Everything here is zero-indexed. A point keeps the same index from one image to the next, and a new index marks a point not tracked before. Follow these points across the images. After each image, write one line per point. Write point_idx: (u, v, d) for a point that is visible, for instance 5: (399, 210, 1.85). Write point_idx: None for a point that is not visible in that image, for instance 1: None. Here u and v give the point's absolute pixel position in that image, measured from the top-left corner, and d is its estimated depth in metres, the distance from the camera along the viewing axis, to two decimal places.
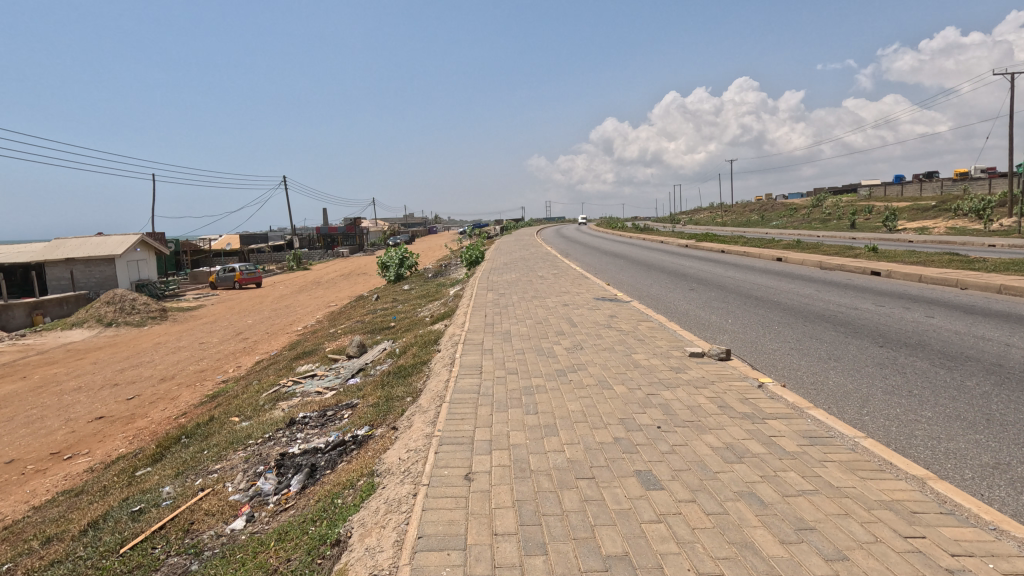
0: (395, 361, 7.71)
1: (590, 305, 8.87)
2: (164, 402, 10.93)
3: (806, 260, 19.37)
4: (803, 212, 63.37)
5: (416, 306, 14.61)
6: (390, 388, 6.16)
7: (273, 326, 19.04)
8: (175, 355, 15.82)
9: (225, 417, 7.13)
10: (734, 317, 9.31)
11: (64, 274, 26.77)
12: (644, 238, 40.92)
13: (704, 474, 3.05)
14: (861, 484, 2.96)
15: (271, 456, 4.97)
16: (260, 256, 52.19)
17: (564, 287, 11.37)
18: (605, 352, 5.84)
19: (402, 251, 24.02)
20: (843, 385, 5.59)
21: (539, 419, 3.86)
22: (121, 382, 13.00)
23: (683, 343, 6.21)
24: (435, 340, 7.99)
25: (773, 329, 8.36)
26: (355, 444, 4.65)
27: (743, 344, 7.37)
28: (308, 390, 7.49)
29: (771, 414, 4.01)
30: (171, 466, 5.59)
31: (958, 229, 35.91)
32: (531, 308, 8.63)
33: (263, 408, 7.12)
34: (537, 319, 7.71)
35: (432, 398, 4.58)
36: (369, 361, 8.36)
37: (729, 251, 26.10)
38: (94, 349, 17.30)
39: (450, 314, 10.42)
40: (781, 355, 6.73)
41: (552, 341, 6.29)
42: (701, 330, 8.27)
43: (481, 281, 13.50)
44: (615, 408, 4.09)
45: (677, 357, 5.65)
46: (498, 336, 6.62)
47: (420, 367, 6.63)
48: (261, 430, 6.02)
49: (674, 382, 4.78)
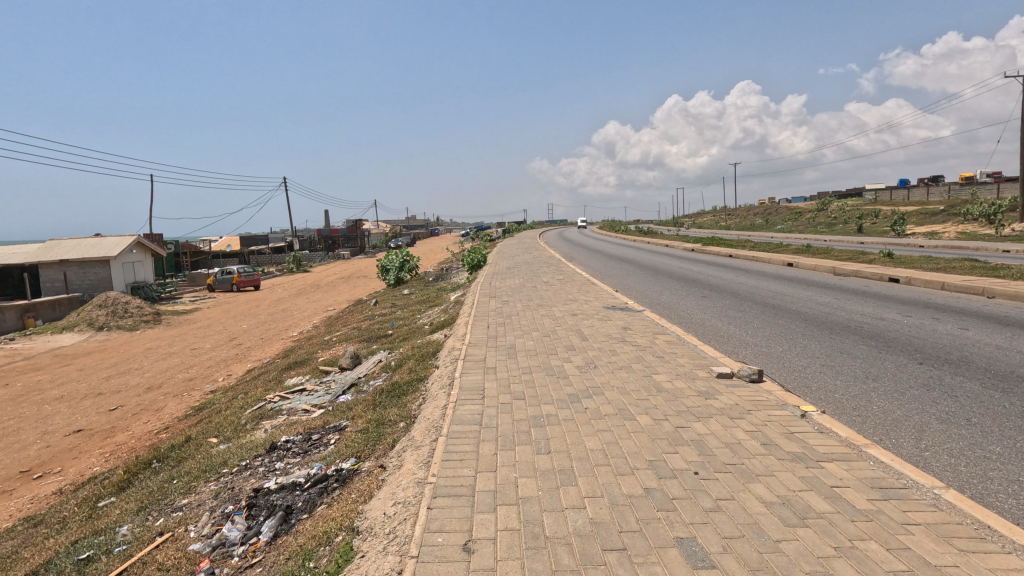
0: (390, 376, 7.08)
1: (600, 315, 8.25)
2: (147, 415, 10.33)
3: (818, 265, 18.73)
4: (808, 216, 62.56)
5: (416, 313, 14.01)
6: (383, 409, 5.55)
7: (268, 331, 18.45)
8: (164, 361, 15.24)
9: (203, 438, 6.49)
10: (754, 329, 8.68)
11: (57, 275, 26.22)
12: (648, 241, 40.38)
13: (762, 544, 2.43)
14: (963, 561, 2.34)
15: (244, 492, 4.37)
16: (260, 258, 51.55)
17: (571, 294, 10.75)
18: (622, 372, 5.22)
19: (403, 254, 23.41)
20: (889, 411, 4.96)
21: (553, 462, 3.25)
22: (106, 391, 12.40)
23: (708, 361, 5.59)
24: (433, 354, 7.35)
25: (799, 342, 7.73)
26: (339, 481, 4.04)
27: (768, 361, 6.75)
28: (295, 408, 6.88)
29: (827, 455, 3.38)
30: (135, 499, 4.97)
31: (970, 234, 35.15)
32: (537, 319, 8.00)
33: (245, 428, 6.52)
34: (544, 331, 7.10)
35: (427, 429, 3.97)
36: (363, 376, 7.72)
37: (738, 255, 25.40)
38: (82, 354, 16.72)
39: (450, 323, 9.78)
40: (813, 374, 6.11)
41: (562, 359, 5.66)
42: (720, 343, 7.67)
43: (484, 287, 12.90)
44: (641, 447, 3.48)
45: (703, 378, 5.04)
46: (502, 351, 6.01)
47: (416, 386, 6.02)
48: (238, 456, 5.42)
49: (705, 411, 4.16)
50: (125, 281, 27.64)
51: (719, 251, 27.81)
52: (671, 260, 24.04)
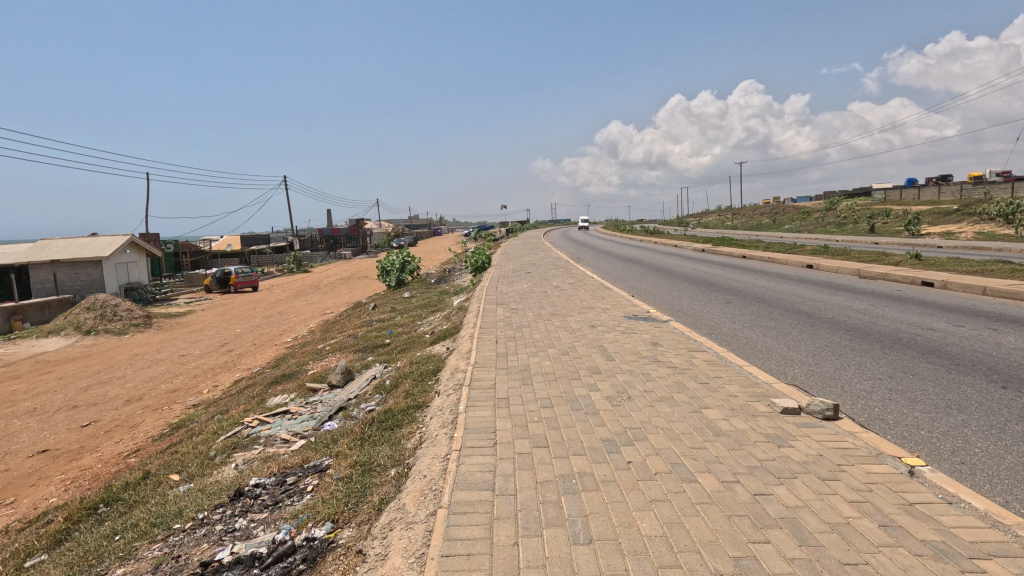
0: (384, 401, 6.11)
1: (622, 327, 7.27)
2: (120, 433, 9.42)
3: (841, 266, 17.70)
4: (816, 216, 61.29)
5: (415, 318, 13.12)
6: (372, 448, 4.61)
7: (261, 336, 17.57)
8: (149, 369, 14.31)
9: (163, 474, 5.53)
10: (794, 343, 7.69)
11: (47, 276, 25.36)
12: (656, 241, 39.43)
13: None
14: None
15: (188, 569, 3.42)
16: (261, 258, 50.77)
17: (586, 301, 9.75)
18: (663, 406, 4.25)
19: (404, 255, 22.43)
20: (998, 454, 3.98)
21: (599, 561, 2.31)
22: (82, 404, 11.49)
23: (765, 392, 4.63)
24: (434, 373, 6.41)
25: (852, 360, 6.72)
26: (309, 559, 3.10)
27: (824, 383, 5.79)
28: (274, 437, 5.96)
29: (981, 550, 2.41)
30: (64, 563, 4.03)
31: (987, 234, 34.05)
32: (552, 332, 7.00)
33: (213, 461, 5.59)
34: (561, 348, 6.15)
35: (424, 495, 3.02)
36: (354, 398, 6.73)
37: (752, 256, 24.35)
38: (64, 361, 15.81)
39: (453, 334, 8.80)
40: (882, 403, 5.14)
41: (587, 387, 4.68)
42: (761, 361, 6.69)
43: (489, 291, 11.98)
44: (717, 531, 2.52)
45: (767, 416, 4.07)
46: (515, 376, 5.03)
47: (413, 417, 5.08)
48: (196, 504, 4.49)
49: (786, 469, 3.19)
50: (118, 282, 26.77)
51: (732, 252, 26.75)
52: (683, 261, 23.02)
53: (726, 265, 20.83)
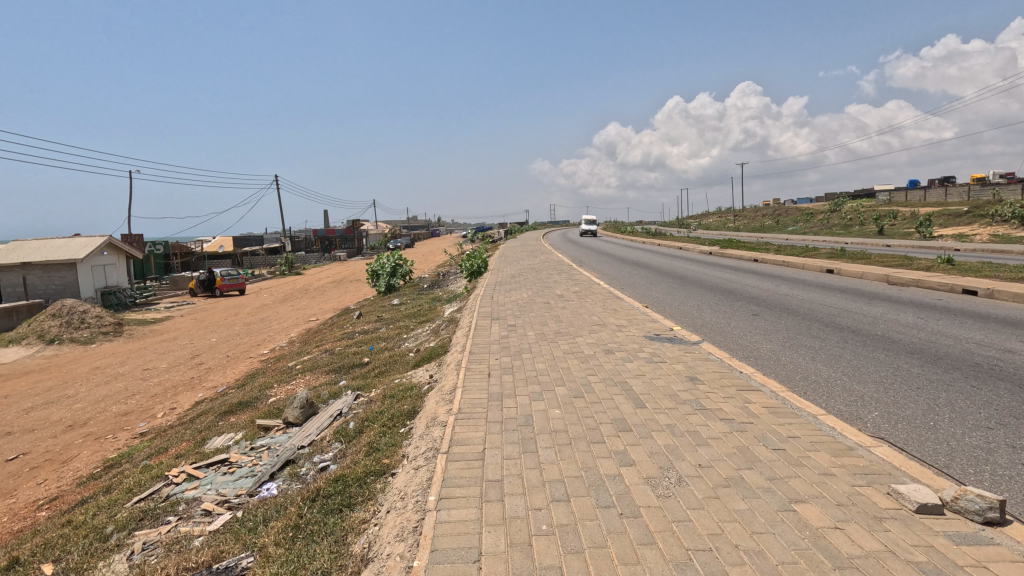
0: (342, 456, 4.68)
1: (646, 353, 5.86)
2: (46, 472, 7.97)
3: (868, 271, 16.22)
4: (821, 216, 59.88)
5: (401, 331, 11.65)
6: (302, 553, 3.13)
7: (237, 348, 16.10)
8: (106, 386, 12.84)
9: (34, 565, 4.06)
10: (855, 372, 6.28)
11: (18, 280, 23.87)
12: (659, 242, 38.10)
13: None
14: None
15: None
16: (254, 260, 49.29)
17: (596, 316, 8.32)
18: (734, 499, 2.82)
19: (394, 257, 20.91)
20: None
21: None
22: (18, 431, 10.03)
23: (873, 468, 3.21)
24: (411, 416, 4.98)
25: (939, 399, 5.29)
26: None
27: (924, 436, 4.34)
28: (195, 506, 4.51)
29: None
30: None
31: (1004, 236, 32.64)
32: (558, 362, 5.56)
33: (100, 547, 4.10)
34: (573, 386, 4.72)
35: None
36: (308, 446, 5.28)
37: (765, 258, 22.92)
38: (18, 376, 14.33)
39: (439, 355, 7.38)
40: (1017, 472, 3.71)
41: (617, 460, 3.25)
42: (823, 400, 5.26)
43: (484, 302, 10.52)
44: None
45: (900, 521, 2.64)
46: (512, 438, 3.59)
47: (370, 496, 3.64)
48: None
49: None
50: (94, 286, 25.24)
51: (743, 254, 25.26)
52: (693, 265, 21.54)
53: (741, 270, 19.34)
